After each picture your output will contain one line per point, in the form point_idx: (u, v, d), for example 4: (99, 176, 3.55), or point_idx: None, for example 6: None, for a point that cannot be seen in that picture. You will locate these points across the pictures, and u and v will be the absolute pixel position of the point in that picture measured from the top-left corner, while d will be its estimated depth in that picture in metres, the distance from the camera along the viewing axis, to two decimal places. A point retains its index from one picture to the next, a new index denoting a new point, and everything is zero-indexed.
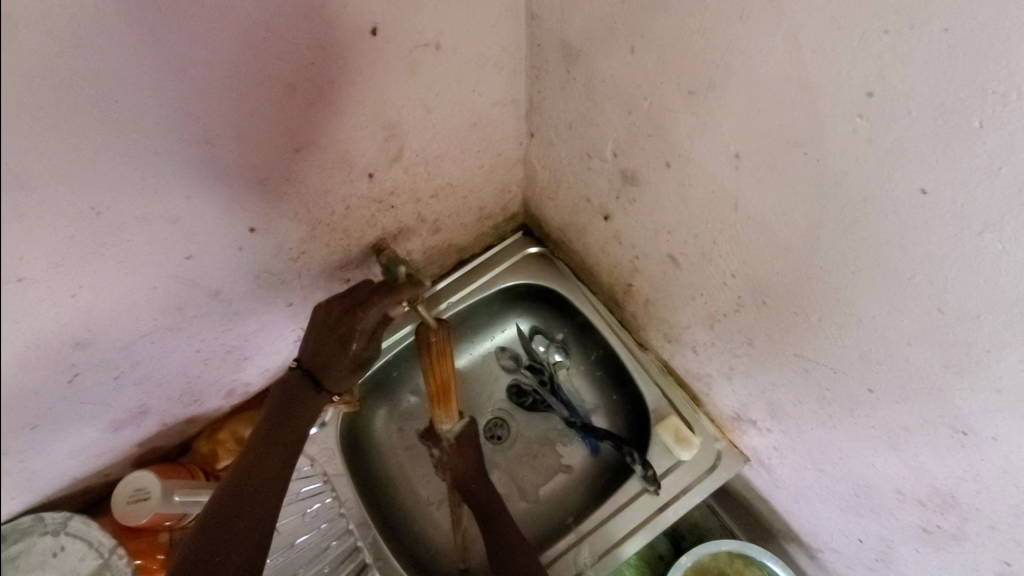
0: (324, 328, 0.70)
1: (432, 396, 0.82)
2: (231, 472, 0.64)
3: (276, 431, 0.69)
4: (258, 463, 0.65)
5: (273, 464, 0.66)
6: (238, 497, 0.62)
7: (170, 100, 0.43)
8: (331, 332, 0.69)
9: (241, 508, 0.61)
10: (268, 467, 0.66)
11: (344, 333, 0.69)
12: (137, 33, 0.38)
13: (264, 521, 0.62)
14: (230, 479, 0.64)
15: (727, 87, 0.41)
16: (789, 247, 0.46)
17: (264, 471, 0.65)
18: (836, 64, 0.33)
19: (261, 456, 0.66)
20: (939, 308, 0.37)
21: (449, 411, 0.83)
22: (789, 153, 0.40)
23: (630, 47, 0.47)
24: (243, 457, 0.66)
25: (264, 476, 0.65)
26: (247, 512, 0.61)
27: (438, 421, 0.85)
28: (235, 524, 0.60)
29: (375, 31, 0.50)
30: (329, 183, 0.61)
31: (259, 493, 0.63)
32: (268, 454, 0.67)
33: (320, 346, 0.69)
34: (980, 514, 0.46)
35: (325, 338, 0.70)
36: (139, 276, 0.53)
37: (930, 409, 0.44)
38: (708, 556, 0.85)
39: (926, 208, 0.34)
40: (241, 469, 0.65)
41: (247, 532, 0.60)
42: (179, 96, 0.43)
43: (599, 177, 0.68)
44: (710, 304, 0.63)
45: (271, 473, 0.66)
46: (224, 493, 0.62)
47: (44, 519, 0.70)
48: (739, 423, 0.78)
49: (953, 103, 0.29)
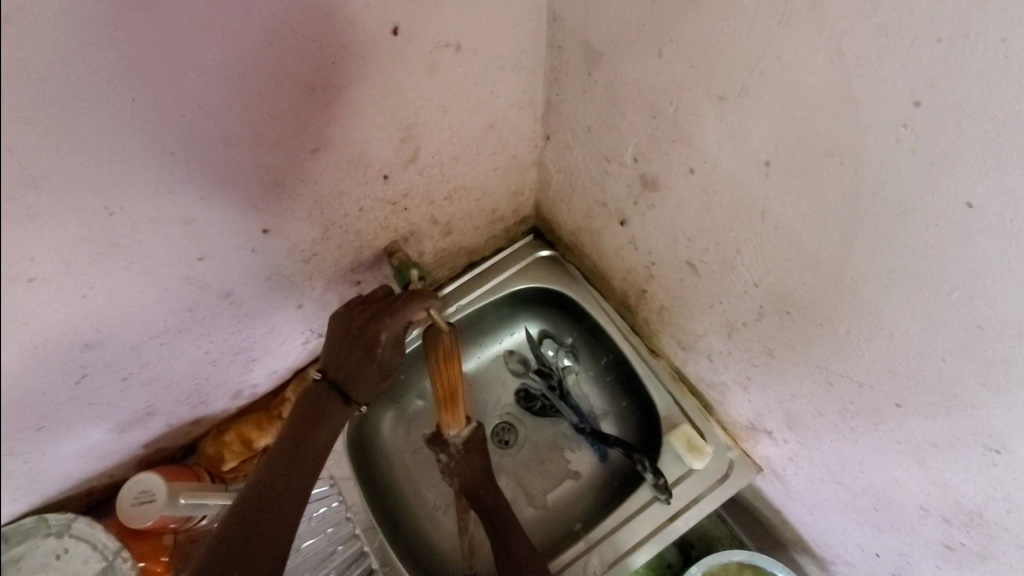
0: (346, 339, 0.69)
1: (441, 402, 0.81)
2: (256, 477, 0.64)
3: (300, 437, 0.67)
4: (283, 470, 0.65)
5: (298, 474, 0.66)
6: (261, 506, 0.62)
7: (188, 99, 0.42)
8: (354, 341, 0.68)
9: (262, 518, 0.61)
10: (292, 478, 0.65)
11: (369, 342, 0.68)
12: (155, 30, 0.37)
13: (284, 534, 0.62)
14: (253, 485, 0.64)
15: (760, 93, 0.40)
16: (818, 258, 0.44)
17: (287, 479, 0.65)
18: (881, 71, 0.32)
19: (286, 464, 0.66)
20: (979, 324, 0.36)
21: (455, 416, 0.82)
22: (823, 160, 0.38)
23: (657, 50, 0.46)
24: (268, 463, 0.65)
25: (289, 485, 0.65)
26: (269, 520, 0.62)
27: (444, 426, 0.83)
28: (257, 530, 0.60)
29: (396, 31, 0.49)
30: (344, 185, 0.60)
31: (280, 502, 0.63)
32: (293, 460, 0.66)
33: (346, 354, 0.69)
34: (1009, 534, 0.45)
35: (349, 346, 0.69)
36: (150, 277, 0.52)
37: (962, 426, 0.42)
38: (717, 566, 0.84)
39: (971, 221, 0.32)
40: (263, 475, 0.64)
41: (267, 544, 0.60)
42: (197, 95, 0.42)
43: (617, 182, 0.67)
44: (728, 313, 0.62)
45: (293, 481, 0.65)
46: (246, 500, 0.62)
47: (48, 519, 0.68)
48: (753, 433, 0.77)
49: (1006, 115, 0.28)
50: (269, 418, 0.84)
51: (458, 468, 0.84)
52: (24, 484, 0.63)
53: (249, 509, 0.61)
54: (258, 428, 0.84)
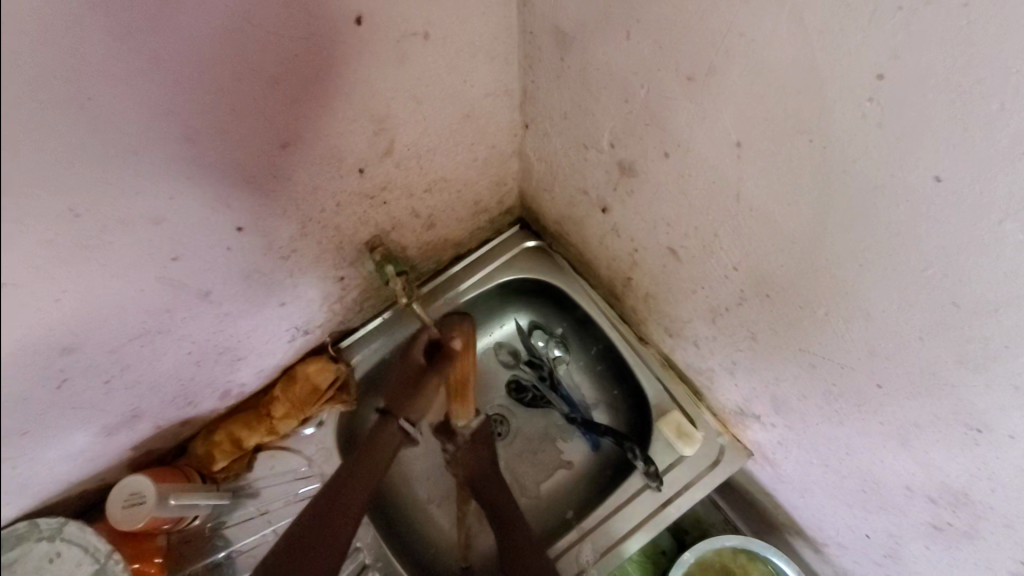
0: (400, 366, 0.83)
1: (451, 391, 0.81)
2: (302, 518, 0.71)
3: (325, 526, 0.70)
4: (323, 527, 0.70)
5: (336, 533, 0.70)
6: (316, 521, 0.71)
7: (148, 99, 0.41)
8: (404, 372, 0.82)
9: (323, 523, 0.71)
10: (337, 529, 0.71)
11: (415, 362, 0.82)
12: (106, 27, 0.36)
13: (340, 536, 0.71)
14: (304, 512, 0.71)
15: (728, 74, 0.39)
16: (793, 240, 0.44)
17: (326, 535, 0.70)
18: (844, 43, 0.31)
19: (315, 529, 0.70)
20: (954, 301, 0.35)
21: (467, 408, 0.82)
22: (792, 139, 0.38)
23: (625, 33, 0.46)
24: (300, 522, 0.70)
25: (327, 541, 0.69)
26: (331, 519, 0.71)
27: (455, 416, 0.83)
28: (320, 533, 0.70)
29: (359, 19, 0.48)
30: (318, 179, 0.59)
31: (335, 507, 0.72)
32: (328, 513, 0.71)
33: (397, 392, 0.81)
34: (994, 513, 0.45)
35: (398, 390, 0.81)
36: (127, 278, 0.50)
37: (942, 405, 0.42)
38: (710, 551, 0.85)
39: (939, 196, 0.32)
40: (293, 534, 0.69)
41: (328, 541, 0.69)
42: (157, 94, 0.41)
43: (596, 169, 0.66)
44: (711, 298, 0.61)
45: (331, 528, 0.71)
46: (297, 530, 0.70)
47: (39, 524, 0.68)
48: (742, 418, 0.77)
49: (969, 85, 0.27)
50: (258, 418, 0.84)
51: (463, 459, 0.86)
52: (16, 489, 0.62)
53: (315, 507, 0.72)
54: (247, 428, 0.84)
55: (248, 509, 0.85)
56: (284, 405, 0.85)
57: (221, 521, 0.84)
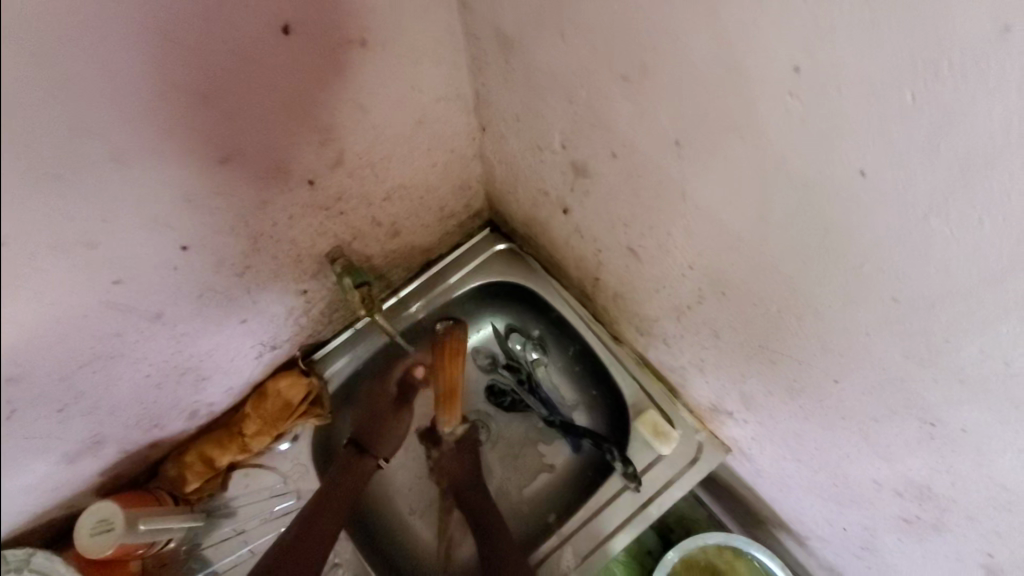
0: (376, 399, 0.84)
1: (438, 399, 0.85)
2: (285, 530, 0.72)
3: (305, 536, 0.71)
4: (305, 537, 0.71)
5: (314, 544, 0.71)
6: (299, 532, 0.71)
7: (68, 123, 0.40)
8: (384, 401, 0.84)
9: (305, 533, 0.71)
10: (319, 536, 0.72)
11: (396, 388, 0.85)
12: (11, 54, 0.35)
13: (320, 543, 0.71)
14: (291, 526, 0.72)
15: (657, 72, 0.38)
16: (740, 238, 0.43)
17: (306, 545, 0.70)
18: (758, 38, 0.30)
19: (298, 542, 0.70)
20: (894, 297, 0.34)
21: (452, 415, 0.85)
22: (724, 136, 0.37)
23: (560, 33, 0.45)
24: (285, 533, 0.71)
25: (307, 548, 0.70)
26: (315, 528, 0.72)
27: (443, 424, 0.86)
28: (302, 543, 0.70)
29: (287, 30, 0.47)
30: (264, 194, 0.58)
31: (319, 515, 0.73)
32: (309, 522, 0.72)
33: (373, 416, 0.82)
34: (957, 506, 0.44)
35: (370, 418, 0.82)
36: (65, 306, 0.49)
37: (895, 400, 0.41)
38: (696, 548, 0.84)
39: (867, 190, 0.31)
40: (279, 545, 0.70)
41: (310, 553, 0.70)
42: (78, 118, 0.40)
43: (552, 170, 0.65)
44: (674, 297, 0.60)
45: (313, 537, 0.71)
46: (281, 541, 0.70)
47: (8, 556, 0.65)
48: (716, 414, 0.76)
49: (882, 78, 0.27)
50: (230, 437, 0.83)
51: (448, 467, 0.87)
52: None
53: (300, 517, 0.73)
54: (220, 447, 0.82)
55: (225, 531, 0.84)
56: (256, 422, 0.83)
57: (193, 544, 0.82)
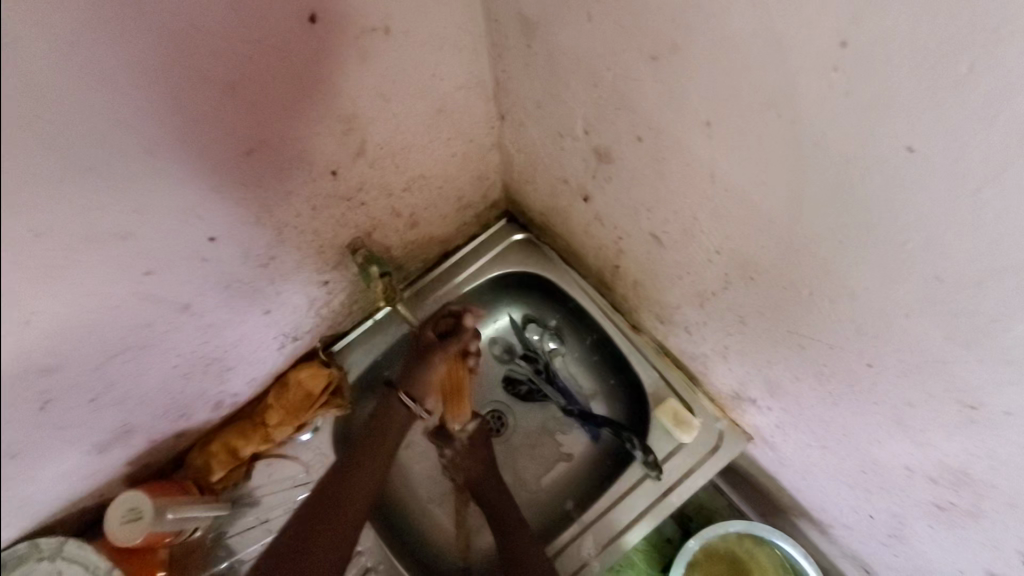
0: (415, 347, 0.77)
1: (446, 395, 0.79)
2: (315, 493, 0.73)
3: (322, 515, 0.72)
4: (323, 517, 0.72)
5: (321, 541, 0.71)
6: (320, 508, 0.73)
7: (119, 110, 0.40)
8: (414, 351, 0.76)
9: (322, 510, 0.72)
10: (337, 518, 0.73)
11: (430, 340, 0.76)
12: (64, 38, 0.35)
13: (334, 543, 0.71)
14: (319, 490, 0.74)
15: (690, 50, 0.38)
16: (772, 219, 0.43)
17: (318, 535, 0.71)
18: (804, 13, 0.31)
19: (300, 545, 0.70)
20: (936, 274, 0.34)
21: (461, 410, 0.80)
22: (762, 116, 0.37)
23: (587, 16, 0.45)
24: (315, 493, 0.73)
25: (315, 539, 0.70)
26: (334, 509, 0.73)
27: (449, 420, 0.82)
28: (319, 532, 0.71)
29: (314, 18, 0.47)
30: (290, 185, 0.59)
31: (348, 479, 0.75)
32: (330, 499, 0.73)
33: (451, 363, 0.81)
34: (996, 490, 0.43)
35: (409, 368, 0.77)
36: (98, 295, 0.48)
37: (935, 383, 0.41)
38: (716, 537, 0.84)
39: (915, 164, 0.31)
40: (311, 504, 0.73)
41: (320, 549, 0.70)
42: (126, 105, 0.40)
43: (574, 158, 0.65)
44: (699, 283, 0.60)
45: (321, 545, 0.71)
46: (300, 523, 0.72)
47: (39, 544, 0.67)
48: (739, 402, 0.76)
49: (935, 45, 0.27)
50: (253, 427, 0.83)
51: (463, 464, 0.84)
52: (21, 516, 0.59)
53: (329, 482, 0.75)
54: (244, 437, 0.83)
55: (250, 519, 0.85)
56: (279, 412, 0.83)
57: (218, 530, 0.83)
